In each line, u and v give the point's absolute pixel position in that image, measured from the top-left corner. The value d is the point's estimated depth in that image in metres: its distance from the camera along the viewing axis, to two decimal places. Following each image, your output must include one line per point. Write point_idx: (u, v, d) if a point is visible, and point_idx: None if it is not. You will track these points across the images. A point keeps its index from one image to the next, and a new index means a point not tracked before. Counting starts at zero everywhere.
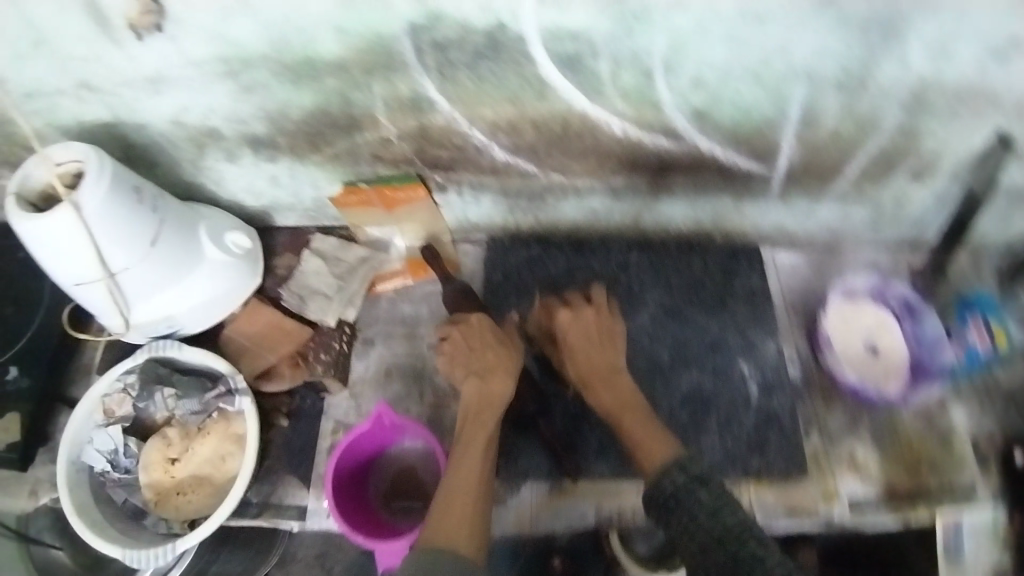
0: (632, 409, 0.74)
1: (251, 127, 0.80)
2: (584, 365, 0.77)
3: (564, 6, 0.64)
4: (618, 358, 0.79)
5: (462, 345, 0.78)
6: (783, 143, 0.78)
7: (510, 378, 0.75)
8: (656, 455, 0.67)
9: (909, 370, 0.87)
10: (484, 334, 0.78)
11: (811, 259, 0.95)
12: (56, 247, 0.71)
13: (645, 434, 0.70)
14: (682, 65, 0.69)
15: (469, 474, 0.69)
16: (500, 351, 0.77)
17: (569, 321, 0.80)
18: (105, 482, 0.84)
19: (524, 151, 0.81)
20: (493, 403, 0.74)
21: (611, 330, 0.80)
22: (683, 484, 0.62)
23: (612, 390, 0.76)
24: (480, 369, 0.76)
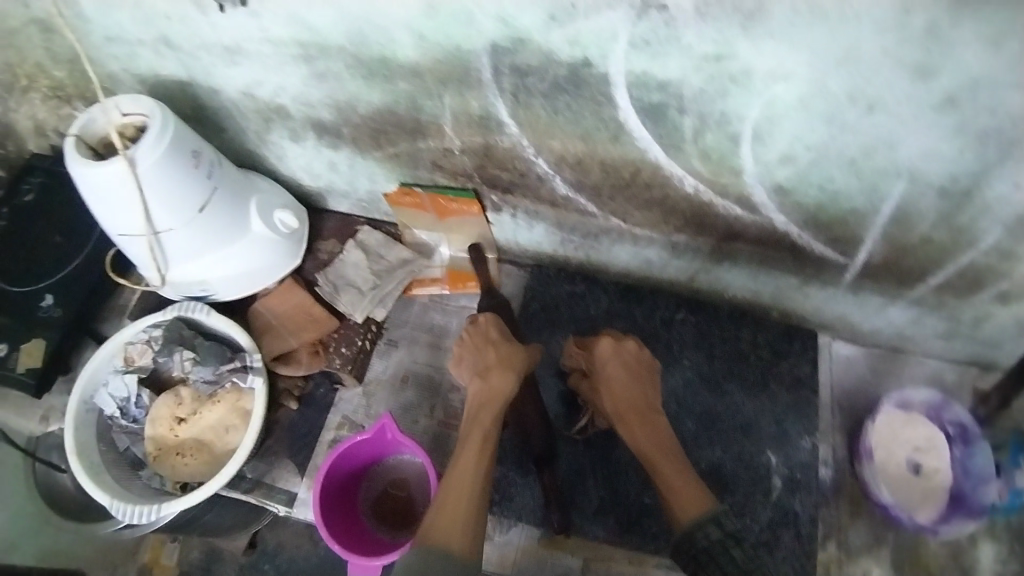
0: (666, 451, 0.72)
1: (318, 112, 0.79)
2: (619, 398, 0.75)
3: (655, 54, 0.60)
4: (652, 391, 0.76)
5: (469, 344, 0.76)
6: (865, 236, 0.72)
7: (512, 376, 0.72)
8: (690, 505, 0.66)
9: (949, 501, 0.78)
10: (491, 333, 0.76)
11: (869, 358, 0.90)
12: (105, 196, 0.72)
13: (680, 480, 0.69)
14: (769, 135, 0.65)
15: (465, 478, 0.67)
16: (506, 348, 0.75)
17: (609, 353, 0.76)
18: (112, 426, 0.85)
19: (586, 190, 0.78)
20: (493, 400, 0.72)
21: (649, 364, 0.78)
22: (717, 540, 0.62)
23: (646, 426, 0.73)
24: (483, 370, 0.74)
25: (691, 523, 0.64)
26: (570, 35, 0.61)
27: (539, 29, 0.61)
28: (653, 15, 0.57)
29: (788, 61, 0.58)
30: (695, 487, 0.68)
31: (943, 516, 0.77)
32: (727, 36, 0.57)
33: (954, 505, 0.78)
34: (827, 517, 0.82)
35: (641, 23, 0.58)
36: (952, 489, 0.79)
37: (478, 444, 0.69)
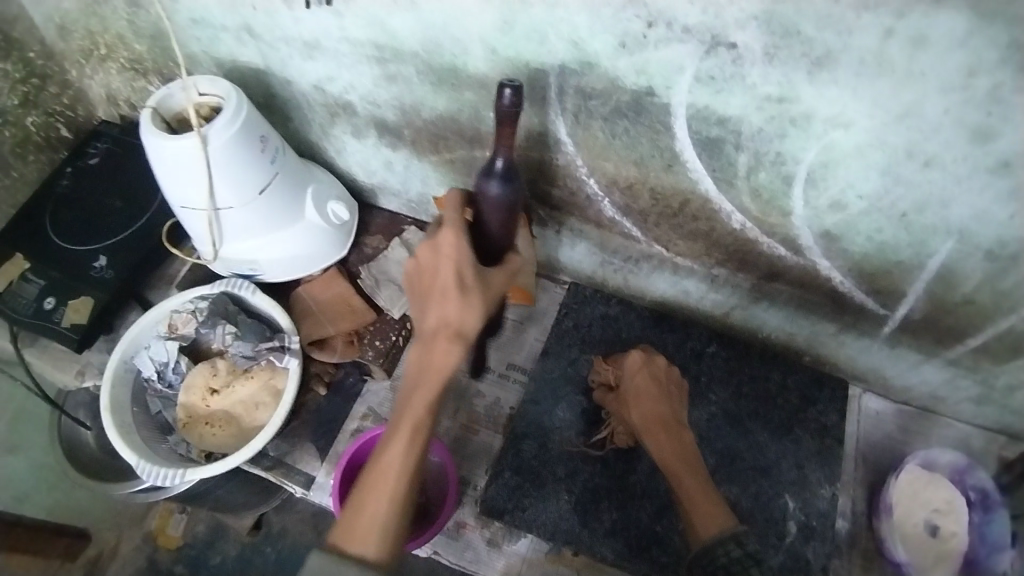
0: (689, 463, 0.75)
1: (383, 112, 0.82)
2: (646, 413, 0.78)
3: (720, 90, 0.62)
4: (679, 406, 0.80)
5: (427, 270, 0.69)
6: (907, 292, 0.72)
7: (456, 347, 0.67)
8: (714, 522, 0.69)
9: (961, 565, 0.77)
10: (443, 279, 0.68)
11: (898, 415, 0.89)
12: (174, 169, 0.75)
13: (703, 498, 0.71)
14: (823, 180, 0.66)
15: (389, 467, 0.65)
16: (456, 304, 0.67)
17: (637, 366, 0.80)
18: (148, 389, 0.89)
19: (632, 215, 0.80)
20: (434, 374, 0.67)
21: (676, 382, 0.81)
22: (736, 559, 0.66)
23: (670, 438, 0.76)
24: (430, 330, 0.69)
25: (711, 538, 0.68)
26: (637, 64, 0.63)
27: (608, 54, 0.63)
28: (721, 53, 0.59)
29: (851, 110, 0.59)
30: (714, 502, 0.72)
31: None
32: (793, 79, 0.58)
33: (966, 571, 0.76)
34: (837, 568, 0.81)
35: (709, 58, 0.60)
36: (966, 554, 0.77)
37: (409, 428, 0.66)
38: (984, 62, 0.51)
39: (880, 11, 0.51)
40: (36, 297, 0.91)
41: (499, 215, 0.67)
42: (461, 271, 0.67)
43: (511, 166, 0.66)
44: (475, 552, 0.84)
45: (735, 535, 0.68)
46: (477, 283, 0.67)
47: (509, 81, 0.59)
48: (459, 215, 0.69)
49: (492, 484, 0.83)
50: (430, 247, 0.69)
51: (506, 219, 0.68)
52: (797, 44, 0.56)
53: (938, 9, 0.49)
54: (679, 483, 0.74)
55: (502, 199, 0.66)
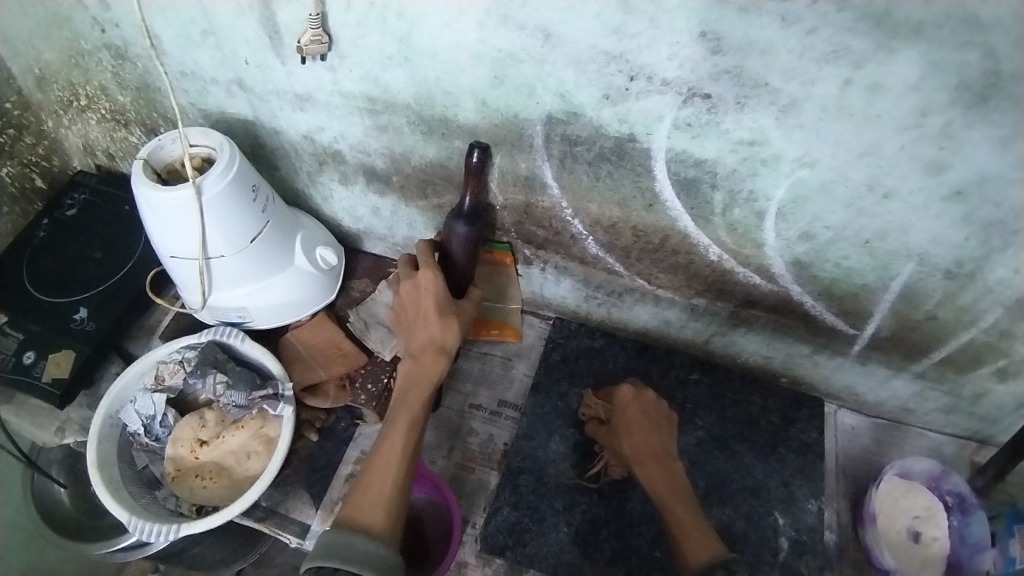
0: (679, 494, 0.77)
1: (372, 160, 0.85)
2: (639, 441, 0.81)
3: (695, 136, 0.67)
4: (669, 440, 0.83)
5: (409, 303, 0.78)
6: (875, 313, 0.78)
7: (442, 361, 0.75)
8: (705, 548, 0.71)
9: (946, 566, 0.82)
10: (425, 305, 0.76)
11: (873, 429, 0.95)
12: (166, 220, 0.76)
13: (692, 527, 0.74)
14: (793, 214, 0.71)
15: (389, 457, 0.70)
16: (439, 325, 0.75)
17: (629, 398, 0.83)
18: (133, 443, 0.87)
19: (615, 251, 0.84)
20: (426, 380, 0.75)
21: (665, 415, 0.84)
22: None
23: (662, 471, 0.79)
24: (416, 349, 0.76)
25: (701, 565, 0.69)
26: (620, 113, 0.67)
27: (592, 105, 0.68)
28: (697, 102, 0.64)
29: (816, 150, 0.64)
30: (702, 532, 0.74)
31: None
32: (763, 124, 0.64)
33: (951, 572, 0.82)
34: None
35: (687, 108, 0.65)
36: (948, 556, 0.83)
37: (405, 423, 0.72)
38: (935, 104, 0.57)
39: (839, 64, 0.57)
40: (14, 352, 0.90)
41: (464, 250, 0.80)
42: (440, 300, 0.76)
43: (475, 209, 0.79)
44: None
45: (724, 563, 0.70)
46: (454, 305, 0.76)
47: (478, 143, 0.75)
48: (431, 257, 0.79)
49: (492, 521, 0.85)
50: (411, 282, 0.78)
51: (470, 254, 0.80)
52: (765, 94, 0.61)
53: (892, 59, 0.55)
54: (667, 509, 0.77)
55: (467, 236, 0.79)
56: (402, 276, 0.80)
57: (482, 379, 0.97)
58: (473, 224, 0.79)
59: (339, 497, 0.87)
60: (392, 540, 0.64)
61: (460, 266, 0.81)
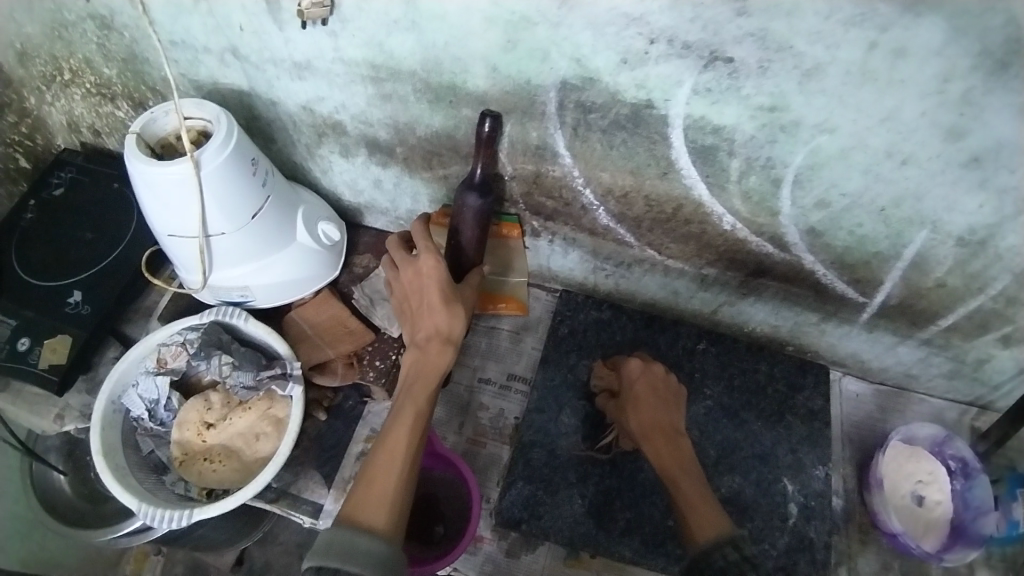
0: (686, 469, 0.76)
1: (375, 131, 0.82)
2: (647, 419, 0.80)
3: (715, 101, 0.65)
4: (676, 414, 0.81)
5: (412, 293, 0.76)
6: (886, 280, 0.78)
7: (448, 351, 0.73)
8: (713, 527, 0.70)
9: (950, 529, 0.84)
10: (429, 295, 0.74)
11: (876, 395, 0.96)
12: (163, 197, 0.73)
13: (703, 503, 0.73)
14: (809, 181, 0.70)
15: (394, 453, 0.67)
16: (445, 314, 0.73)
17: (637, 371, 0.82)
18: (137, 429, 0.85)
19: (627, 222, 0.83)
20: (431, 374, 0.72)
21: (675, 390, 0.82)
22: (733, 561, 0.65)
23: (669, 446, 0.78)
24: (422, 340, 0.74)
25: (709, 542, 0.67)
26: (639, 78, 0.65)
27: (610, 69, 0.66)
28: (719, 66, 0.62)
29: (837, 116, 0.63)
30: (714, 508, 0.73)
31: (945, 544, 0.83)
32: (784, 89, 0.62)
33: (954, 535, 0.83)
34: (836, 544, 0.87)
35: (707, 72, 0.63)
36: (951, 519, 0.85)
37: (410, 418, 0.69)
38: (957, 69, 0.56)
39: (865, 27, 0.56)
40: (7, 339, 0.87)
41: (476, 224, 0.79)
42: (445, 289, 0.74)
43: (486, 181, 0.77)
44: (493, 564, 0.84)
45: (733, 539, 0.68)
46: (458, 295, 0.74)
47: (490, 111, 0.72)
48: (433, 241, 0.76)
49: (506, 495, 0.85)
50: (413, 271, 0.76)
51: (480, 229, 0.79)
52: (789, 57, 0.60)
53: (918, 23, 0.54)
54: (675, 485, 0.76)
55: (480, 208, 0.77)
56: (402, 264, 0.77)
57: (490, 354, 0.96)
58: (490, 199, 0.77)
59: (350, 476, 0.86)
60: (396, 539, 0.61)
61: (468, 244, 0.80)
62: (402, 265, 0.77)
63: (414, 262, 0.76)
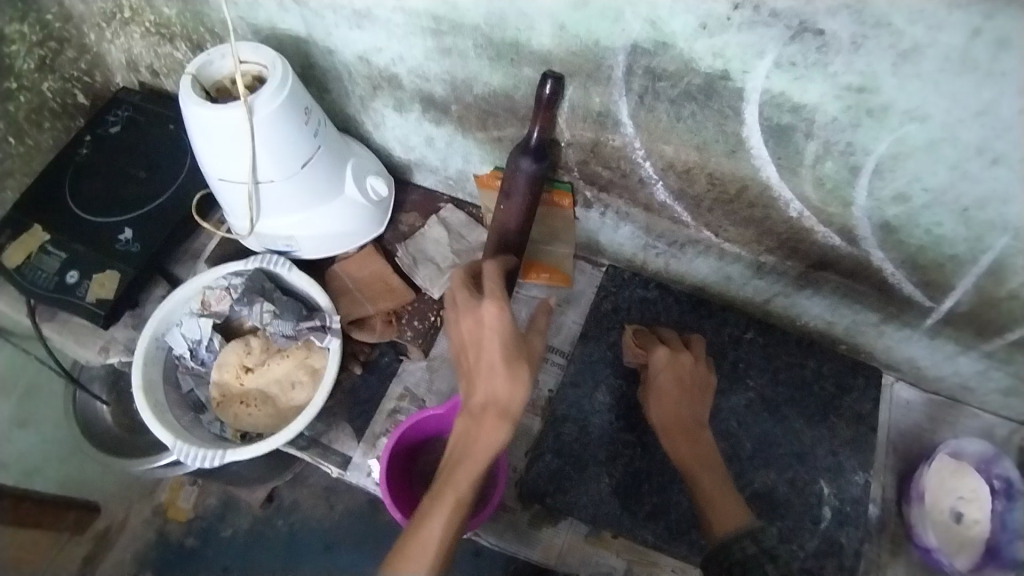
0: (705, 463, 0.77)
1: (431, 87, 0.80)
2: (668, 414, 0.79)
3: (799, 77, 0.60)
4: (700, 407, 0.80)
5: (471, 343, 0.68)
6: (957, 285, 0.72)
7: (504, 429, 0.64)
8: (728, 518, 0.72)
9: (984, 549, 0.81)
10: (490, 354, 0.65)
11: (927, 404, 0.92)
12: (215, 141, 0.72)
13: (718, 493, 0.74)
14: (890, 172, 0.64)
15: (426, 544, 0.62)
16: (505, 383, 0.64)
17: (664, 364, 0.80)
18: (179, 366, 0.87)
19: (686, 199, 0.79)
20: (481, 453, 0.64)
21: (702, 383, 0.81)
22: (751, 555, 0.69)
23: (691, 442, 0.78)
24: (476, 408, 0.65)
25: (725, 535, 0.70)
26: (716, 46, 0.61)
27: (685, 35, 0.61)
28: (807, 39, 0.57)
29: (931, 103, 0.57)
30: (730, 497, 0.74)
31: (977, 565, 0.80)
32: (877, 69, 0.57)
33: (987, 556, 0.81)
34: (867, 553, 0.85)
35: (794, 44, 0.58)
36: (987, 540, 0.82)
37: (450, 505, 0.63)
38: None
39: (972, 9, 0.50)
40: (57, 271, 0.89)
41: (527, 189, 0.76)
42: (507, 346, 0.65)
43: (542, 144, 0.74)
44: (513, 532, 0.85)
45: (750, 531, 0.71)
46: (523, 359, 0.64)
47: (551, 73, 0.69)
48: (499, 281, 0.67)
49: (533, 467, 0.84)
50: (474, 317, 0.67)
51: (532, 196, 0.77)
52: (886, 35, 0.54)
53: None
54: (693, 478, 0.76)
55: (532, 172, 0.75)
56: (463, 305, 0.69)
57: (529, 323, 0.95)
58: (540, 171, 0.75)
59: (382, 432, 0.87)
60: None
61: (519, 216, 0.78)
62: (463, 307, 0.69)
63: (475, 307, 0.67)
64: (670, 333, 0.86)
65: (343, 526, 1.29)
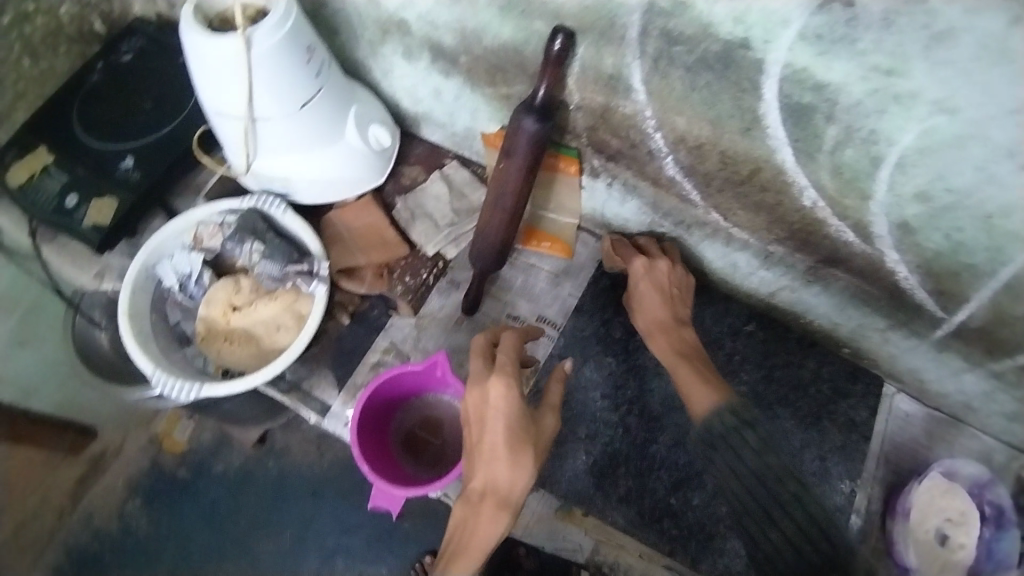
0: (689, 356, 0.77)
1: (439, 35, 0.76)
2: (647, 316, 0.82)
3: (824, 53, 0.55)
4: (682, 307, 0.83)
5: (474, 424, 0.68)
6: (973, 298, 0.67)
7: (503, 518, 0.63)
8: (701, 399, 0.72)
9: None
10: (494, 436, 0.65)
11: (928, 421, 0.87)
12: (212, 73, 0.70)
13: (694, 379, 0.74)
14: (913, 167, 0.59)
15: None
16: (507, 468, 0.64)
17: (641, 274, 0.82)
18: (168, 298, 0.87)
19: (696, 176, 0.75)
20: (479, 544, 0.63)
21: (680, 282, 0.83)
22: (733, 425, 0.68)
23: (673, 339, 0.80)
24: (474, 493, 0.64)
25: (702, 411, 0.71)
26: (737, 10, 0.56)
27: None
28: (835, 10, 0.52)
29: (962, 95, 0.52)
30: (708, 379, 0.75)
31: None
32: (907, 51, 0.52)
33: None
34: None
35: (819, 16, 0.53)
36: (970, 566, 0.80)
37: None
38: None
39: None
40: (57, 193, 0.88)
41: (529, 151, 0.72)
42: (511, 429, 0.65)
43: (548, 104, 0.70)
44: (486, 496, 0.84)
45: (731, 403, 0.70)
46: (528, 444, 0.64)
47: (562, 28, 0.66)
48: (511, 364, 0.69)
49: None
50: (479, 395, 0.68)
51: (534, 158, 0.73)
52: (919, 14, 0.49)
53: None
54: (678, 371, 0.77)
55: (536, 133, 0.71)
56: (470, 384, 0.70)
57: (524, 292, 0.92)
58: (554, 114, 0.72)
59: (363, 384, 0.86)
60: None
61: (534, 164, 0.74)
62: (469, 387, 0.69)
63: (482, 388, 0.68)
64: (648, 241, 0.87)
65: (330, 476, 1.30)
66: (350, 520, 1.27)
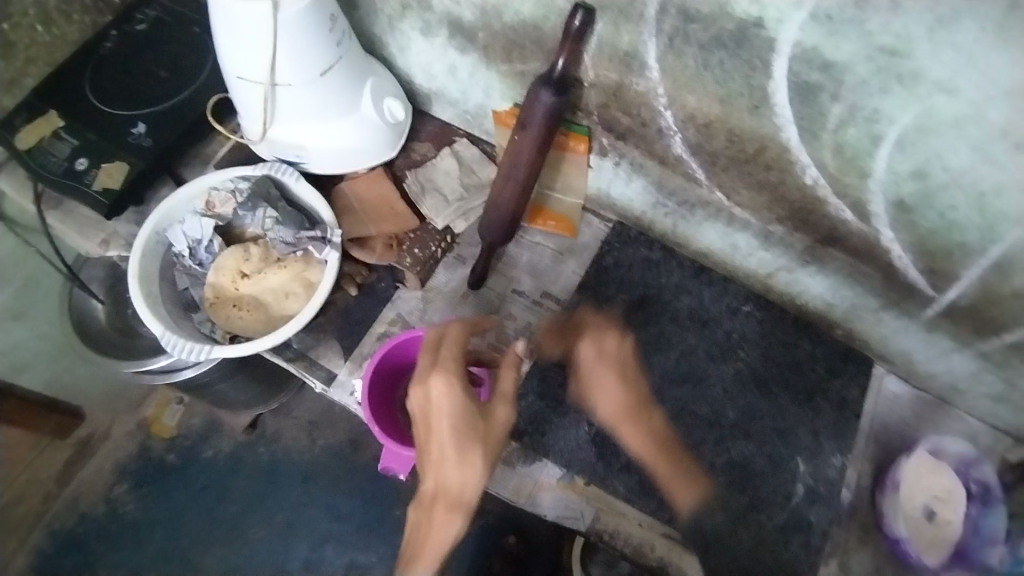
0: (664, 452, 0.81)
1: (459, 11, 0.79)
2: (610, 406, 0.82)
3: (833, 32, 0.58)
4: (636, 385, 0.84)
5: (421, 426, 0.73)
6: (963, 278, 0.71)
7: (458, 515, 0.72)
8: (686, 497, 0.81)
9: (954, 551, 0.82)
10: (440, 441, 0.71)
11: (915, 401, 0.91)
12: (237, 36, 0.71)
13: (678, 479, 0.81)
14: (912, 146, 0.63)
15: None
16: (455, 472, 0.71)
17: (595, 361, 0.83)
18: (176, 264, 0.88)
19: (702, 156, 0.78)
20: (440, 538, 0.72)
21: (626, 355, 0.85)
22: (722, 524, 0.81)
23: (642, 432, 0.81)
24: (430, 495, 0.73)
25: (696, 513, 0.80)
26: None
27: None
28: None
29: (962, 76, 0.56)
30: (687, 471, 0.82)
31: (944, 565, 0.82)
32: (913, 32, 0.55)
33: (956, 558, 0.82)
34: (837, 535, 0.86)
35: None
36: (959, 542, 0.82)
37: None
38: None
39: None
40: (67, 157, 0.88)
41: (542, 126, 0.75)
42: (456, 433, 0.71)
43: (564, 78, 0.73)
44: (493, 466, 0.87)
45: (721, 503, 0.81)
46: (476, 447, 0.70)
47: (583, 4, 0.68)
48: (453, 366, 0.73)
49: None
50: (421, 399, 0.73)
51: (546, 133, 0.75)
52: None
53: None
54: (658, 471, 0.81)
55: (551, 106, 0.73)
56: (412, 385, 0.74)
57: (530, 268, 0.95)
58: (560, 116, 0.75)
59: (369, 354, 0.87)
60: None
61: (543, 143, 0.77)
62: (411, 389, 0.74)
63: (422, 392, 0.73)
64: (590, 317, 0.88)
65: (322, 457, 1.30)
66: (340, 507, 1.27)
